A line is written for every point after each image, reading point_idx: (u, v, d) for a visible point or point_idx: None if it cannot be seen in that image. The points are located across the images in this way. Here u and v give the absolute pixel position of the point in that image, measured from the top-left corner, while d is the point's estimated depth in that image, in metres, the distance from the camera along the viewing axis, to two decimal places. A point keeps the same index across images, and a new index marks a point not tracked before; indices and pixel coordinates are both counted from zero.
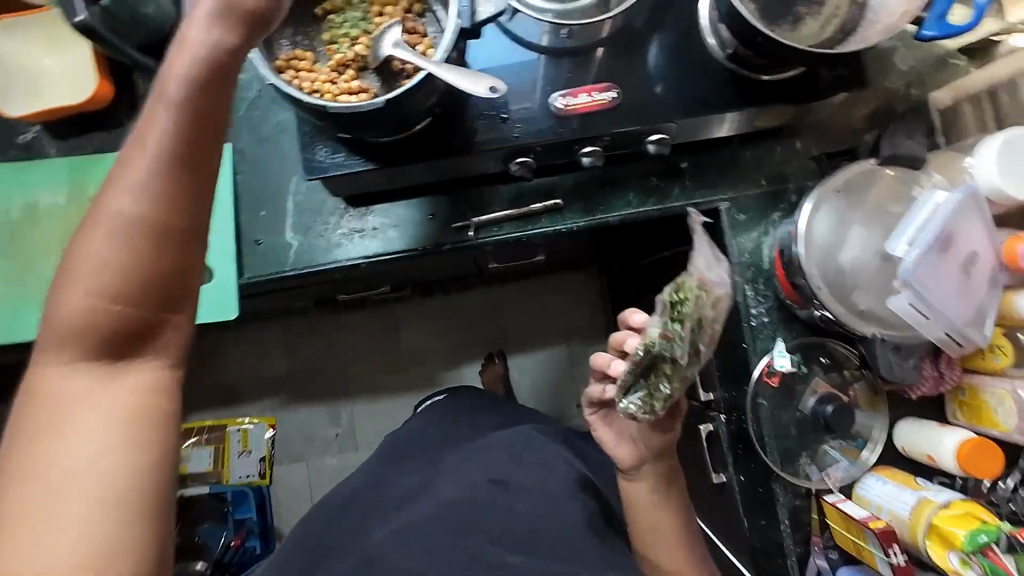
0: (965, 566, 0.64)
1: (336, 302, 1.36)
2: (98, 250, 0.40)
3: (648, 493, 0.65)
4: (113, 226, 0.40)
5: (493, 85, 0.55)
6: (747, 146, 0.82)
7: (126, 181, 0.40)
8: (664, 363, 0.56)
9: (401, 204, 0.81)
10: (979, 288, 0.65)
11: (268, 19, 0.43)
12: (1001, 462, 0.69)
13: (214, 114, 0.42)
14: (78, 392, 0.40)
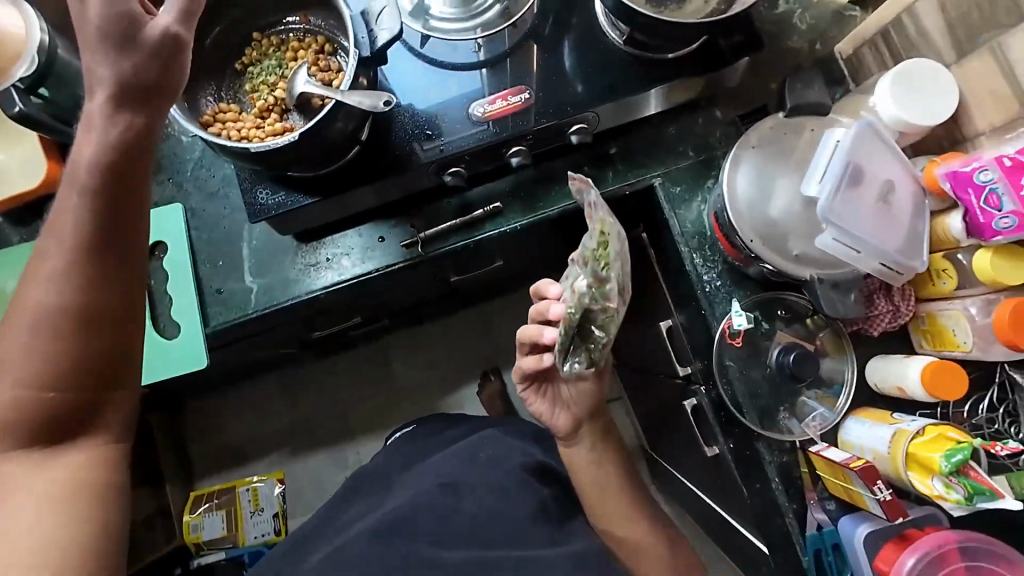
0: (949, 490, 0.63)
1: (323, 345, 1.37)
2: (19, 331, 0.53)
3: (585, 455, 0.76)
4: (37, 308, 0.53)
5: (387, 99, 0.61)
6: (670, 122, 0.85)
7: (46, 270, 0.53)
8: (595, 312, 0.63)
9: (351, 232, 0.84)
10: (901, 216, 0.67)
11: (160, 92, 0.53)
12: (966, 380, 0.70)
13: (117, 202, 0.54)
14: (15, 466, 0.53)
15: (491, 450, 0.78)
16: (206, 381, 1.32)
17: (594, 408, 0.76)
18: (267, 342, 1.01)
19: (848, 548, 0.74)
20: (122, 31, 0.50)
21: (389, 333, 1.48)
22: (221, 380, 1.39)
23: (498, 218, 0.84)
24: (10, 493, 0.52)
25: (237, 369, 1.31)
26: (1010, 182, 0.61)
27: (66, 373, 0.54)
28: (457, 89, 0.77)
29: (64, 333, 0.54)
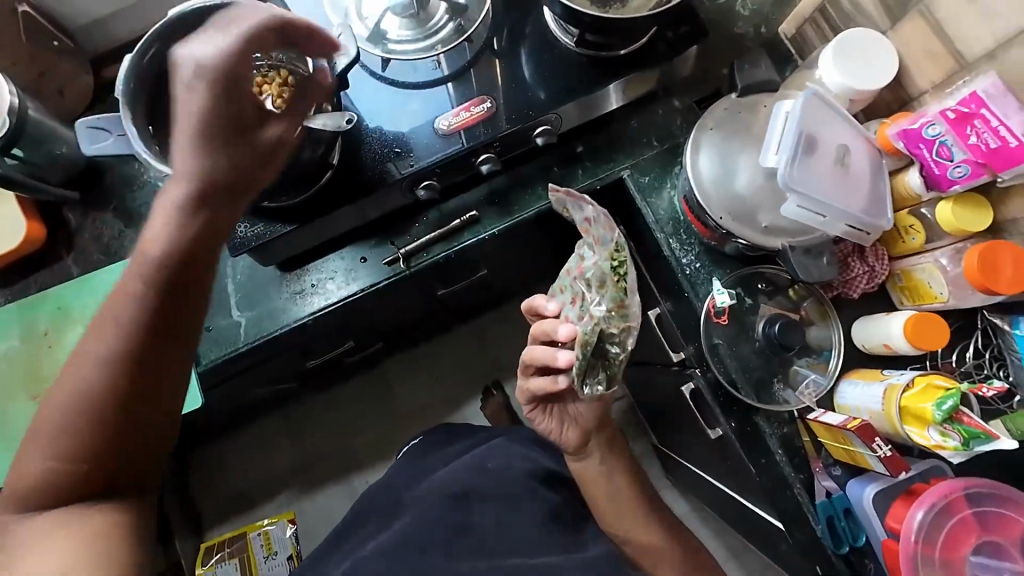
0: (945, 437, 0.64)
1: (322, 377, 1.37)
2: (60, 404, 0.52)
3: (597, 468, 0.73)
4: (78, 384, 0.51)
5: (350, 117, 0.65)
6: (631, 116, 0.88)
7: (94, 347, 0.52)
8: (612, 334, 0.65)
9: (333, 256, 0.85)
10: (860, 178, 0.69)
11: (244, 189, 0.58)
12: (947, 329, 0.71)
13: (180, 285, 0.55)
14: (36, 534, 0.51)
15: (496, 458, 0.77)
16: (209, 427, 1.32)
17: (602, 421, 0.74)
18: (263, 376, 1.02)
19: (859, 511, 0.74)
20: (228, 123, 0.56)
21: (386, 358, 1.48)
22: (223, 425, 1.38)
23: (476, 226, 0.86)
24: (28, 560, 0.50)
25: (238, 411, 1.30)
26: (957, 132, 0.64)
27: (103, 444, 0.52)
28: (422, 105, 0.80)
29: (109, 406, 0.52)
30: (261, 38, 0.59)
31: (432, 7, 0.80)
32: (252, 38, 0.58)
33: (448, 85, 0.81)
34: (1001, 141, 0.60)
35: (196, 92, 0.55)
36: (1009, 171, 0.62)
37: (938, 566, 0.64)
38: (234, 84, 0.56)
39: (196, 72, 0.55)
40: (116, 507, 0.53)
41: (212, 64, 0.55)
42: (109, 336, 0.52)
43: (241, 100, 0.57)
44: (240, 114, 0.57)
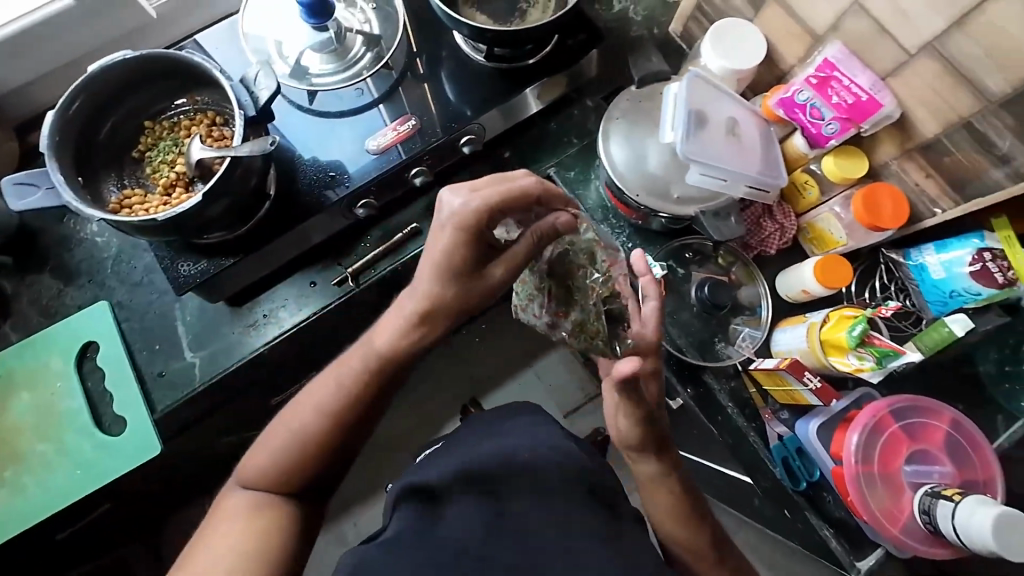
0: (862, 360, 0.71)
1: None
2: (295, 423, 0.66)
3: (655, 474, 0.72)
4: (309, 411, 0.66)
5: (274, 139, 0.65)
6: (550, 119, 0.95)
7: (321, 396, 0.66)
8: (609, 297, 0.74)
9: (281, 285, 0.87)
10: (753, 145, 0.78)
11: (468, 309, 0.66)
12: (850, 266, 0.78)
13: (378, 376, 0.66)
14: (241, 508, 0.63)
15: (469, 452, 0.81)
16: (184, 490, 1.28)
17: (655, 423, 0.69)
18: (229, 419, 1.01)
19: (810, 448, 0.79)
20: (468, 261, 0.62)
21: None
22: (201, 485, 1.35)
23: (419, 237, 0.90)
24: (223, 529, 0.61)
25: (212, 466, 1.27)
26: (822, 94, 0.73)
27: (308, 460, 0.65)
28: (352, 130, 0.85)
29: (329, 442, 0.65)
30: (526, 203, 0.63)
31: (349, 39, 0.85)
32: (520, 196, 0.61)
33: (375, 108, 0.86)
34: (856, 96, 0.71)
35: (446, 241, 0.61)
36: (868, 121, 0.71)
37: (880, 483, 0.70)
38: (483, 227, 0.60)
39: (450, 221, 0.60)
40: (290, 503, 0.65)
41: (473, 221, 0.59)
42: (331, 389, 0.67)
43: (480, 234, 0.62)
44: (472, 260, 0.63)
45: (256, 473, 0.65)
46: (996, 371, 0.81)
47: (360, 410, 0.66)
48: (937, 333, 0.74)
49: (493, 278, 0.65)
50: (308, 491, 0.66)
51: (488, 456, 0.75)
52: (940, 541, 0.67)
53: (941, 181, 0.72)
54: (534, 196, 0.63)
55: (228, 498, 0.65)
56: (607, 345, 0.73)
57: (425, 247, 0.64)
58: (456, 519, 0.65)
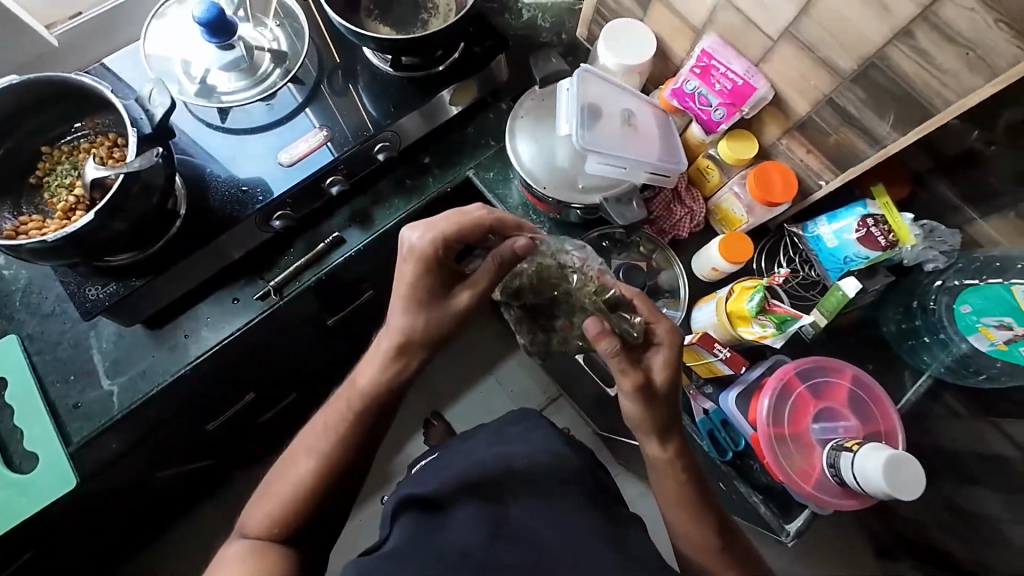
0: (764, 327, 0.75)
1: (249, 446, 1.33)
2: (305, 465, 0.66)
3: (669, 462, 0.67)
4: (309, 445, 0.67)
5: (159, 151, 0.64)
6: (468, 123, 0.98)
7: (316, 435, 0.68)
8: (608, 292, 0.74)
9: (200, 305, 0.86)
10: (649, 134, 0.82)
11: (438, 338, 0.69)
12: (750, 241, 0.82)
13: (367, 412, 0.68)
14: (238, 554, 0.62)
15: (442, 463, 0.83)
16: (133, 530, 1.24)
17: (667, 397, 0.66)
18: (161, 449, 0.98)
19: (732, 418, 0.82)
20: (433, 286, 0.68)
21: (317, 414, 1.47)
22: (150, 525, 1.30)
23: (342, 245, 0.91)
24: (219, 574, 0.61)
25: (159, 504, 1.23)
26: (706, 83, 0.78)
27: (303, 504, 0.64)
28: (266, 145, 0.85)
29: (330, 483, 0.66)
30: (479, 233, 0.67)
31: (257, 58, 0.86)
32: (469, 226, 0.66)
33: (288, 123, 0.87)
34: (733, 82, 0.76)
35: (407, 273, 0.67)
36: (747, 104, 0.77)
37: (792, 444, 0.73)
38: (441, 256, 0.66)
39: (410, 255, 0.66)
40: (287, 546, 0.63)
41: (429, 250, 0.65)
42: (330, 429, 0.68)
43: (441, 262, 0.67)
44: (437, 285, 0.67)
45: (258, 521, 0.64)
46: (896, 329, 0.86)
47: (355, 446, 0.67)
48: (833, 297, 0.79)
49: (458, 303, 0.69)
50: (305, 537, 0.64)
51: (486, 462, 0.77)
52: (851, 492, 0.71)
53: (820, 155, 0.78)
54: (488, 223, 0.67)
55: (233, 545, 0.64)
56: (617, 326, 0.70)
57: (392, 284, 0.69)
58: (459, 527, 0.66)
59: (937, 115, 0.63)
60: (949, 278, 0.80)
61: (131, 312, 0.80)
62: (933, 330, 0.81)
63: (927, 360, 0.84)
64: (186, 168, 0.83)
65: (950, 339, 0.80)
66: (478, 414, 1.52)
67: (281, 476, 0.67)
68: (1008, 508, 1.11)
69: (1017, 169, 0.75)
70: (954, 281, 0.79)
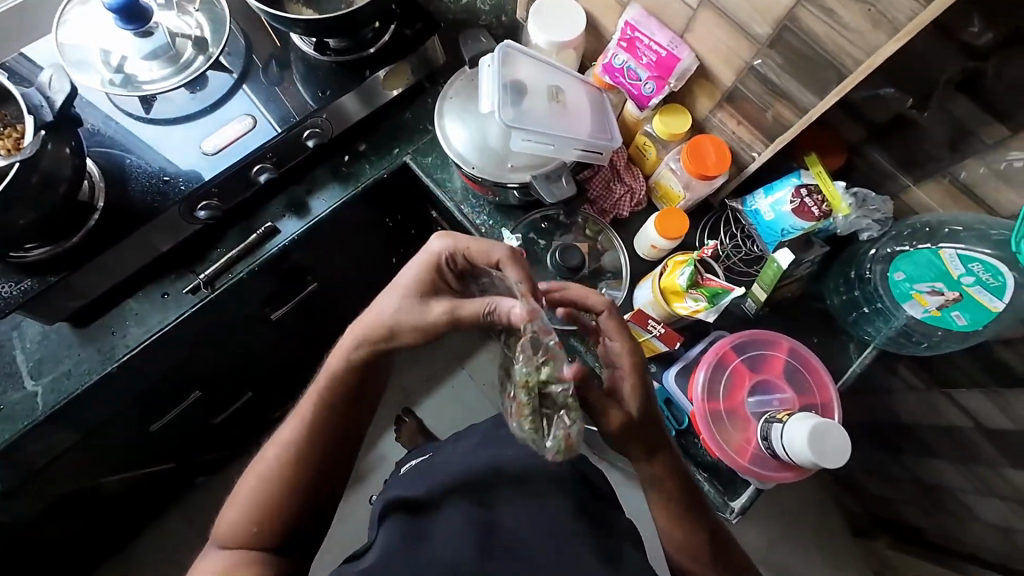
0: (697, 301, 0.74)
1: (213, 449, 1.31)
2: (273, 457, 0.64)
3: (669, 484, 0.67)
4: (280, 438, 0.65)
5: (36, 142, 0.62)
6: (405, 109, 0.96)
7: (286, 429, 0.66)
8: (547, 395, 0.55)
9: (130, 301, 0.84)
10: (578, 109, 0.80)
11: (388, 335, 0.63)
12: (686, 217, 0.82)
13: (335, 394, 0.65)
14: (223, 561, 0.61)
15: (415, 468, 0.83)
16: (93, 538, 1.22)
17: (638, 426, 0.62)
18: (103, 451, 0.96)
19: (675, 397, 0.80)
20: (422, 286, 0.64)
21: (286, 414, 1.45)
22: (111, 536, 1.27)
23: (276, 236, 0.89)
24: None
25: (117, 513, 1.20)
26: (633, 56, 0.77)
27: (280, 504, 0.63)
28: (190, 136, 0.83)
29: (298, 476, 0.63)
30: (485, 258, 0.63)
31: (178, 44, 0.83)
32: (481, 250, 0.62)
33: (214, 113, 0.85)
34: (657, 53, 0.75)
35: (410, 271, 0.65)
36: (673, 76, 0.76)
37: (726, 417, 0.73)
38: (446, 265, 0.64)
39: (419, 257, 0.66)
40: (272, 544, 0.63)
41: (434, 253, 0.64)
42: (302, 417, 0.65)
43: (441, 274, 0.65)
44: (425, 294, 0.63)
45: (230, 528, 0.63)
46: (838, 301, 0.85)
47: (321, 432, 0.65)
48: (769, 270, 0.78)
49: (431, 313, 0.61)
50: (286, 540, 0.64)
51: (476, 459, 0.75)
52: (786, 464, 0.70)
53: (750, 127, 0.77)
54: (490, 256, 0.62)
55: (218, 550, 0.63)
56: (537, 440, 0.56)
57: (394, 278, 0.65)
58: (445, 530, 0.64)
59: (850, 76, 0.62)
60: (884, 245, 0.80)
61: (54, 309, 0.78)
62: (872, 299, 0.80)
63: (871, 331, 0.83)
64: (105, 160, 0.80)
65: (888, 309, 0.79)
66: (449, 409, 1.50)
67: (255, 475, 0.65)
68: (968, 479, 1.10)
69: (947, 134, 0.73)
70: (888, 249, 0.79)
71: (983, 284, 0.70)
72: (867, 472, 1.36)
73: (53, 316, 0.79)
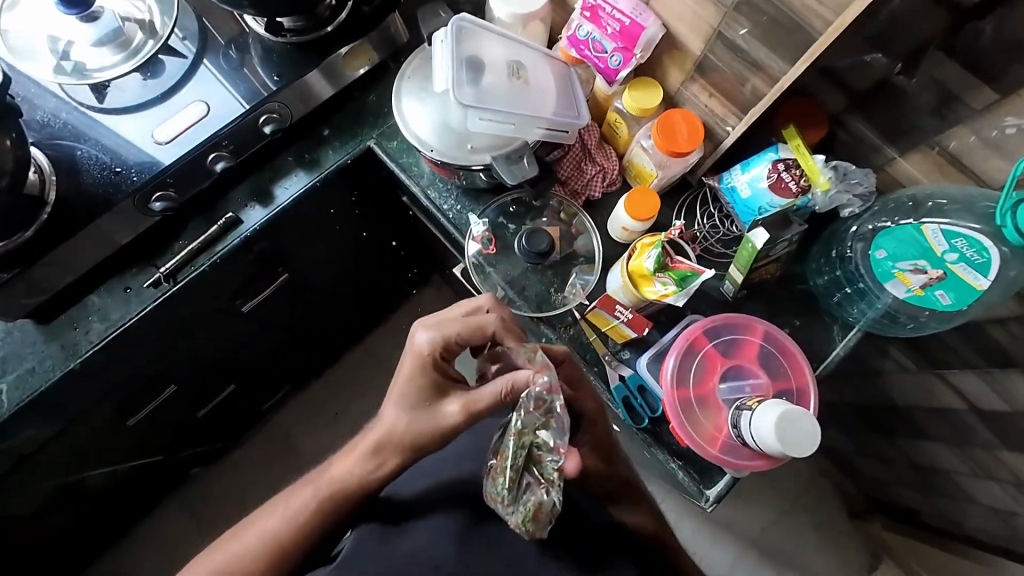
0: (666, 285, 0.71)
1: (202, 442, 1.31)
2: (257, 533, 0.62)
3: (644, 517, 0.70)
4: (272, 517, 0.63)
5: None
6: (368, 92, 0.93)
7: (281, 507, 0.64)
8: (537, 458, 0.58)
9: (93, 296, 0.83)
10: (541, 86, 0.76)
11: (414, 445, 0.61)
12: (657, 197, 0.78)
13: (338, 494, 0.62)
14: None
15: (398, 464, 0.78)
16: (88, 531, 1.23)
17: (604, 473, 0.69)
18: (83, 447, 0.96)
19: (649, 384, 0.77)
20: (425, 392, 0.63)
21: (276, 405, 1.46)
22: (103, 529, 1.28)
23: (238, 227, 0.87)
24: None
25: (106, 507, 1.21)
26: (597, 26, 0.74)
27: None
28: (141, 126, 0.80)
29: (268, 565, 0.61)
30: (480, 337, 0.66)
31: (127, 30, 0.80)
32: (472, 329, 0.66)
33: (167, 102, 0.82)
34: (621, 22, 0.72)
35: (406, 373, 0.65)
36: (638, 46, 0.73)
37: (698, 406, 0.70)
38: (441, 360, 0.65)
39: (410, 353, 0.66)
40: None
41: (427, 352, 0.65)
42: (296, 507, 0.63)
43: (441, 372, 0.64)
44: (430, 392, 0.63)
45: None
46: (821, 282, 0.81)
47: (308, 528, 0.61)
48: (745, 249, 0.74)
49: (447, 416, 0.61)
50: None
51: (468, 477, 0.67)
52: (758, 453, 0.67)
53: (723, 99, 0.74)
54: (484, 332, 0.66)
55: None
56: (509, 500, 0.58)
57: (393, 383, 0.65)
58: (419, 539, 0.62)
59: (819, 39, 0.58)
60: (866, 222, 0.76)
61: (14, 306, 0.77)
62: (852, 280, 0.77)
63: (855, 314, 0.80)
64: (56, 152, 0.78)
65: (870, 290, 0.75)
66: None
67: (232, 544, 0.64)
68: (964, 462, 1.07)
69: (933, 100, 0.68)
70: (869, 226, 0.75)
71: (969, 261, 0.67)
72: (862, 455, 1.33)
73: (13, 313, 0.78)
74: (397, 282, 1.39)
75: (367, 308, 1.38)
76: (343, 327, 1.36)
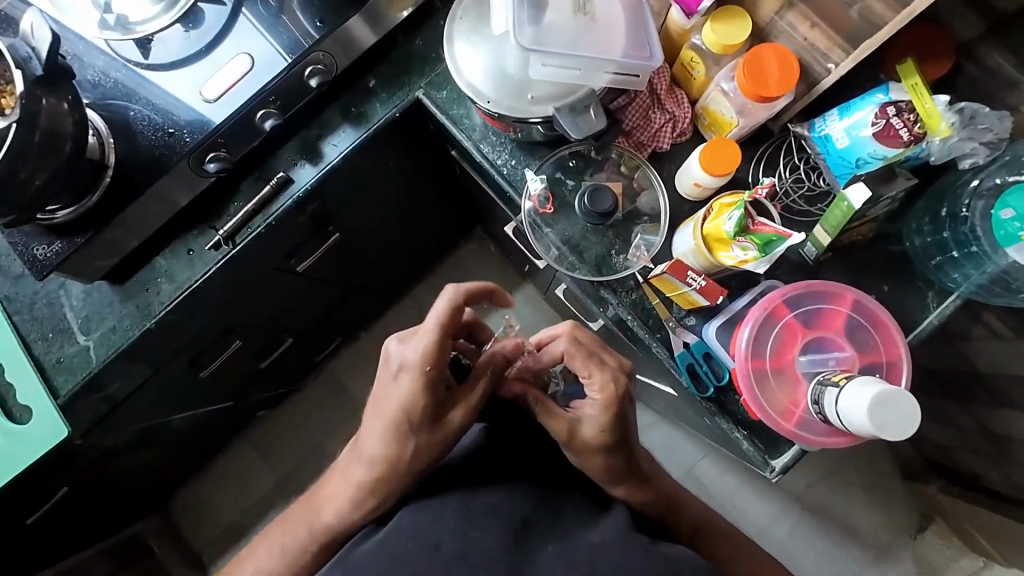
0: (745, 250, 0.66)
1: (267, 389, 1.40)
2: (283, 536, 0.69)
3: (636, 494, 0.67)
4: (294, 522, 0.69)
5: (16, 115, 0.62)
6: (415, 35, 0.86)
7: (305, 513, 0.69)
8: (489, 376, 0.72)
9: (159, 259, 0.85)
10: (611, 23, 0.68)
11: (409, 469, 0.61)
12: (738, 150, 0.69)
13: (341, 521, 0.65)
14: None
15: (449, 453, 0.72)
16: (175, 465, 1.37)
17: (597, 449, 0.62)
18: (162, 396, 1.03)
19: (715, 352, 0.73)
20: (429, 411, 0.60)
21: (330, 356, 1.52)
22: (188, 462, 1.42)
23: (290, 186, 0.85)
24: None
25: (188, 444, 1.33)
26: None
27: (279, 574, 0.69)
28: (188, 83, 0.78)
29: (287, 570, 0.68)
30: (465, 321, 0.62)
31: None
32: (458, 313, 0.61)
33: (210, 55, 0.78)
34: None
35: (399, 394, 0.60)
36: None
37: (774, 378, 0.66)
38: (430, 371, 0.59)
39: (402, 372, 0.61)
40: None
41: (428, 364, 0.59)
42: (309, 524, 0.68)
43: (433, 390, 0.60)
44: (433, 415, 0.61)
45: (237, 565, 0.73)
46: (920, 244, 0.72)
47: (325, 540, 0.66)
48: (838, 210, 0.66)
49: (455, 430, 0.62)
50: None
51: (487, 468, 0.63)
52: (837, 429, 0.64)
53: (827, 30, 0.64)
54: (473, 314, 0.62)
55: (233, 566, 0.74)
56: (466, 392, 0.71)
57: (382, 401, 0.62)
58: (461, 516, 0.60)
59: None
60: (990, 175, 0.69)
61: (90, 268, 0.80)
62: (964, 242, 0.69)
63: (956, 278, 0.70)
64: (110, 112, 0.78)
65: (984, 253, 0.68)
66: None
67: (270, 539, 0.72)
68: None
69: None
70: (995, 180, 0.68)
71: None
72: (932, 421, 1.26)
73: (91, 274, 0.82)
74: (443, 235, 1.36)
75: (414, 261, 1.37)
76: (391, 280, 1.37)
